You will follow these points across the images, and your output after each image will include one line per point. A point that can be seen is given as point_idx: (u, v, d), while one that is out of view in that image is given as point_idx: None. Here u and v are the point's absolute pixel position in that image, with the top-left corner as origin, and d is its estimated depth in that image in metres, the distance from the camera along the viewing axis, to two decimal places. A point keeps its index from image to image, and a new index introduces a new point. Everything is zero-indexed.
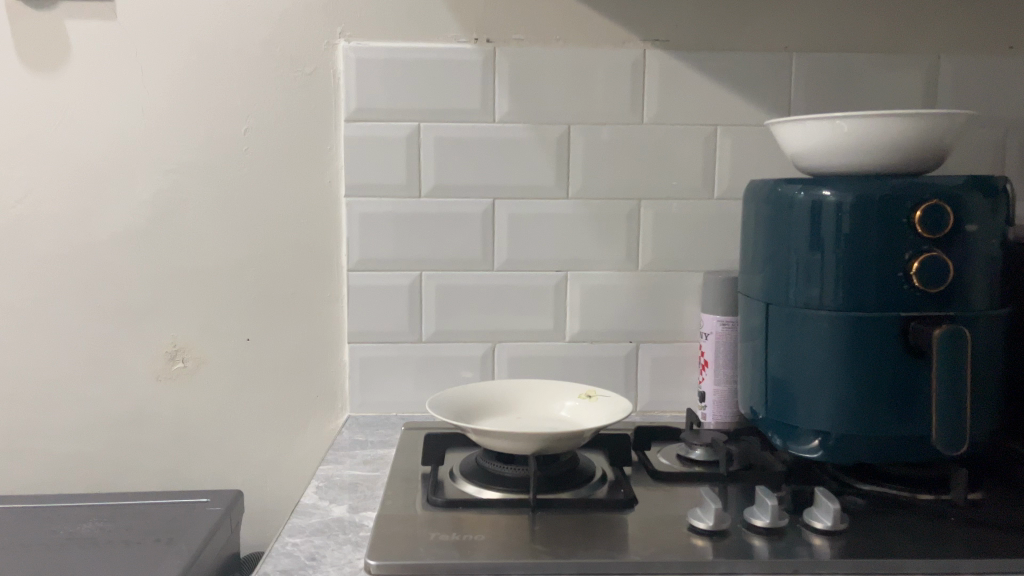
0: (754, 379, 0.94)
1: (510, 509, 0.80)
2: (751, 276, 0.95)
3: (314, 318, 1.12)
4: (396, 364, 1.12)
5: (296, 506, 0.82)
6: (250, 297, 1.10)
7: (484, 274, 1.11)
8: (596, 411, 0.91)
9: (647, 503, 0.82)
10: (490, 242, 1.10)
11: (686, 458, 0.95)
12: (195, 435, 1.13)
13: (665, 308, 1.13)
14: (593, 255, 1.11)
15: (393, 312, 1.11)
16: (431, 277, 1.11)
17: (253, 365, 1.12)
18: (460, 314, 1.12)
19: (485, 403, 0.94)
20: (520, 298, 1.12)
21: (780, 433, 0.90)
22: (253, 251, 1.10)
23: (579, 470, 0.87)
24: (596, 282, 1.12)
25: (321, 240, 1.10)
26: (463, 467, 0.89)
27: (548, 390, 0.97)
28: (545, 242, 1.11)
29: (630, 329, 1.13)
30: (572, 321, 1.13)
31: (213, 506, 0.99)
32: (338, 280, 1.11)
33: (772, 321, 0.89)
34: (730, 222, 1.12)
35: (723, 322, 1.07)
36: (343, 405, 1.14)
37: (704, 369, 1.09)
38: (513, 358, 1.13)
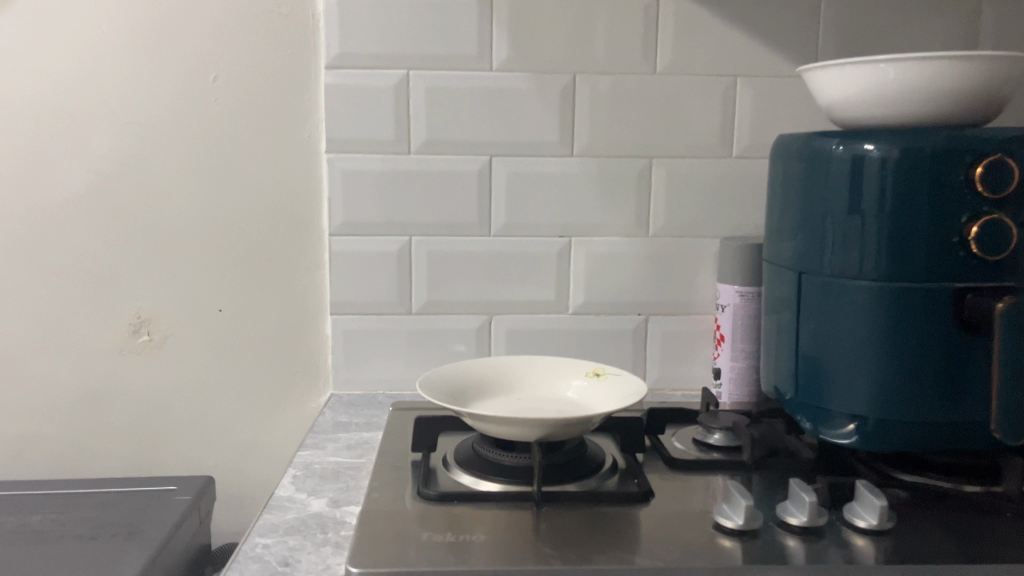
0: (782, 356, 0.85)
1: (511, 504, 0.71)
2: (779, 242, 0.85)
3: (293, 286, 1.02)
4: (383, 338, 1.03)
5: (269, 500, 0.73)
6: (223, 263, 1.00)
7: (480, 239, 1.01)
8: (606, 392, 0.81)
9: (665, 496, 0.74)
10: (487, 204, 1.00)
11: (703, 443, 0.86)
12: (163, 415, 1.03)
13: (678, 278, 1.04)
14: (601, 219, 1.02)
15: (380, 281, 1.01)
16: (421, 243, 1.01)
17: (227, 338, 1.02)
18: (454, 283, 1.02)
19: (482, 383, 0.85)
20: (520, 266, 1.02)
21: (810, 416, 0.81)
22: (225, 213, 0.99)
23: (587, 458, 0.78)
24: (604, 249, 1.02)
25: (301, 200, 1.00)
26: (457, 454, 0.80)
27: (552, 367, 0.88)
28: (547, 204, 1.01)
29: (640, 301, 1.04)
30: (576, 291, 1.03)
31: (181, 495, 0.90)
32: (320, 244, 1.01)
33: (804, 292, 0.80)
34: (750, 184, 1.02)
35: (741, 293, 0.97)
36: (326, 382, 1.04)
37: (720, 344, 1.00)
38: (511, 332, 1.04)
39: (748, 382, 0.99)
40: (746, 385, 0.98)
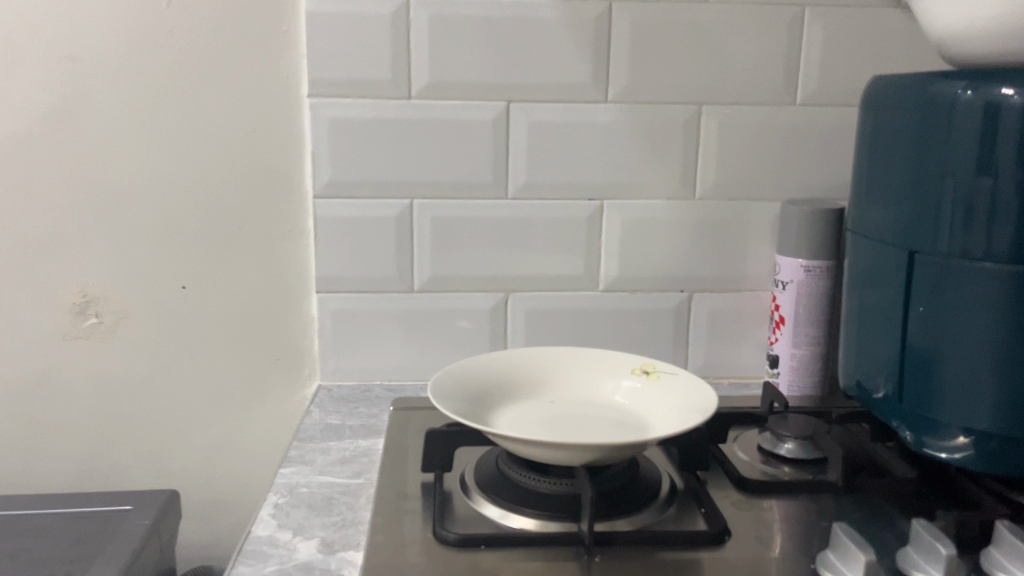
0: (878, 350, 0.70)
1: (555, 550, 0.56)
2: (876, 211, 0.69)
3: (271, 258, 0.84)
4: (379, 320, 0.86)
5: (243, 544, 0.57)
6: (185, 230, 0.83)
7: (496, 202, 0.84)
8: (662, 396, 0.66)
9: (744, 535, 0.59)
10: (504, 160, 0.83)
11: (771, 453, 0.71)
12: (118, 410, 0.86)
13: (728, 248, 0.88)
14: (639, 179, 0.85)
15: (375, 253, 0.84)
16: (424, 207, 0.84)
17: (193, 321, 0.85)
18: (464, 254, 0.85)
19: (505, 382, 0.69)
20: (543, 235, 0.86)
21: (911, 425, 0.66)
22: (188, 170, 0.82)
23: (639, 483, 0.63)
24: (643, 214, 0.86)
25: (279, 154, 0.82)
26: (476, 474, 0.65)
27: (595, 363, 0.72)
28: (576, 161, 0.84)
29: (683, 275, 0.88)
30: (610, 264, 0.87)
31: (138, 515, 0.73)
32: (303, 207, 0.84)
33: (914, 274, 0.64)
34: (816, 138, 0.85)
35: (807, 268, 0.82)
36: (312, 372, 0.88)
37: (778, 328, 0.84)
38: (532, 311, 0.88)
39: (811, 372, 0.84)
40: (808, 376, 0.84)
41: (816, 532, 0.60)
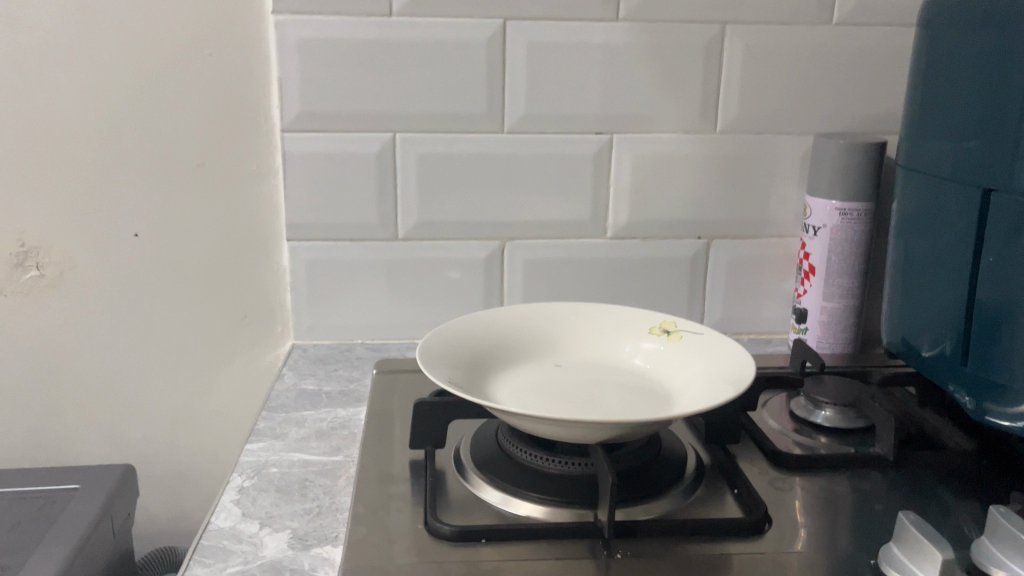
0: (939, 304, 0.60)
1: (569, 546, 0.48)
2: (941, 145, 0.59)
3: (235, 202, 0.74)
4: (359, 273, 0.77)
5: (199, 540, 0.48)
6: (135, 170, 0.72)
7: (491, 137, 0.74)
8: (687, 361, 0.58)
9: (788, 524, 0.50)
10: (500, 88, 0.73)
11: (806, 421, 0.63)
12: (66, 373, 0.76)
13: (751, 190, 0.78)
14: (654, 109, 0.75)
15: (354, 196, 0.74)
16: (409, 141, 0.73)
17: (148, 274, 0.75)
18: (455, 196, 0.75)
19: (505, 342, 0.60)
20: (544, 174, 0.76)
21: (972, 391, 0.57)
22: (136, 99, 0.71)
23: (661, 463, 0.55)
24: (657, 150, 0.76)
25: (241, 81, 0.71)
26: (473, 450, 0.56)
27: (611, 322, 0.63)
28: (581, 89, 0.74)
29: (701, 220, 0.79)
30: (619, 207, 0.77)
31: (87, 493, 0.64)
32: (270, 144, 0.73)
33: (987, 216, 0.55)
34: (853, 64, 0.75)
35: (842, 211, 0.72)
36: (285, 330, 0.78)
37: (807, 278, 0.75)
38: (532, 260, 0.78)
39: (844, 328, 0.75)
40: (841, 332, 0.75)
41: (870, 520, 0.51)
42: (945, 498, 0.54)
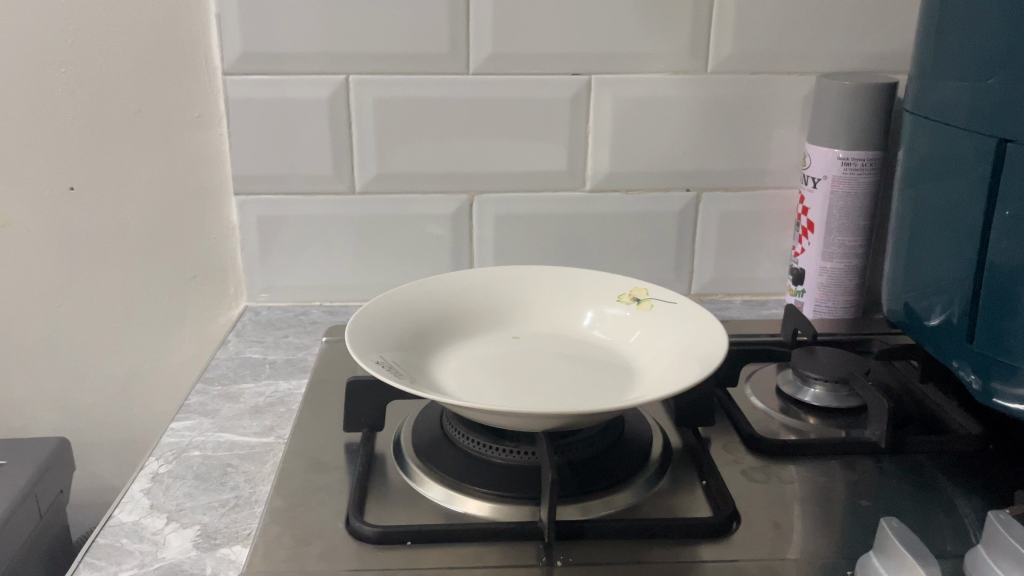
0: (946, 268, 0.53)
1: (505, 550, 0.42)
2: (952, 86, 0.52)
3: (175, 153, 0.68)
4: (316, 228, 0.71)
5: (94, 538, 0.43)
6: (65, 116, 0.66)
7: (454, 79, 0.67)
8: (654, 333, 0.52)
9: (759, 523, 0.45)
10: (463, 24, 0.65)
11: (794, 402, 0.57)
12: (5, 336, 0.71)
13: (745, 137, 0.71)
14: (635, 47, 0.67)
15: (306, 146, 0.68)
16: (364, 85, 0.67)
17: (86, 230, 0.69)
18: (417, 146, 0.69)
19: (457, 313, 0.55)
20: (514, 120, 0.69)
21: (979, 370, 0.50)
22: (59, 37, 0.64)
23: (625, 449, 0.49)
24: (640, 93, 0.69)
25: (176, 17, 0.65)
26: (416, 435, 0.51)
27: (574, 288, 0.58)
28: (553, 25, 0.66)
29: (688, 171, 0.71)
30: (598, 157, 0.70)
31: (13, 471, 0.60)
32: (211, 88, 0.67)
33: (1000, 170, 0.47)
34: None
35: (845, 160, 0.64)
36: (237, 291, 0.74)
37: (805, 236, 0.68)
38: (502, 215, 0.72)
39: (845, 291, 0.68)
40: (840, 296, 0.68)
41: (852, 517, 0.46)
42: (940, 492, 0.48)
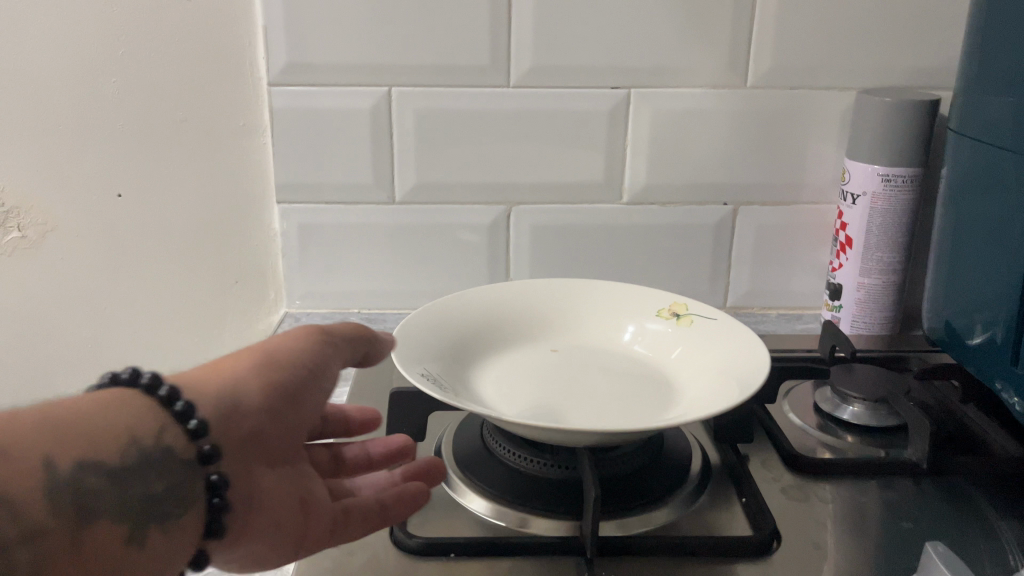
0: (990, 288, 0.53)
1: (546, 563, 0.43)
2: (998, 106, 0.52)
3: (220, 161, 0.69)
4: (357, 237, 0.72)
5: None
6: (116, 122, 0.66)
7: (495, 91, 0.68)
8: (694, 349, 0.53)
9: (796, 541, 0.45)
10: (505, 38, 0.66)
11: (832, 419, 0.58)
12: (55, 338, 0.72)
13: (784, 151, 0.71)
14: (675, 61, 0.67)
15: (347, 157, 0.69)
16: (406, 97, 0.67)
17: (133, 237, 0.69)
18: (456, 157, 0.70)
19: (497, 326, 0.56)
20: (552, 132, 0.69)
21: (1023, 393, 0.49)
22: None
23: (663, 465, 0.50)
24: (678, 107, 0.69)
25: (222, 27, 0.66)
26: (457, 447, 0.52)
27: (613, 303, 0.58)
28: (595, 39, 0.66)
29: (726, 184, 0.71)
30: (637, 169, 0.71)
31: None
32: (256, 96, 0.68)
33: None
34: (906, 11, 0.67)
35: (885, 177, 0.64)
36: (277, 297, 0.75)
37: (843, 251, 0.68)
38: (539, 225, 0.72)
39: (882, 308, 0.68)
40: (877, 312, 0.68)
41: (890, 538, 0.46)
42: (980, 515, 0.48)
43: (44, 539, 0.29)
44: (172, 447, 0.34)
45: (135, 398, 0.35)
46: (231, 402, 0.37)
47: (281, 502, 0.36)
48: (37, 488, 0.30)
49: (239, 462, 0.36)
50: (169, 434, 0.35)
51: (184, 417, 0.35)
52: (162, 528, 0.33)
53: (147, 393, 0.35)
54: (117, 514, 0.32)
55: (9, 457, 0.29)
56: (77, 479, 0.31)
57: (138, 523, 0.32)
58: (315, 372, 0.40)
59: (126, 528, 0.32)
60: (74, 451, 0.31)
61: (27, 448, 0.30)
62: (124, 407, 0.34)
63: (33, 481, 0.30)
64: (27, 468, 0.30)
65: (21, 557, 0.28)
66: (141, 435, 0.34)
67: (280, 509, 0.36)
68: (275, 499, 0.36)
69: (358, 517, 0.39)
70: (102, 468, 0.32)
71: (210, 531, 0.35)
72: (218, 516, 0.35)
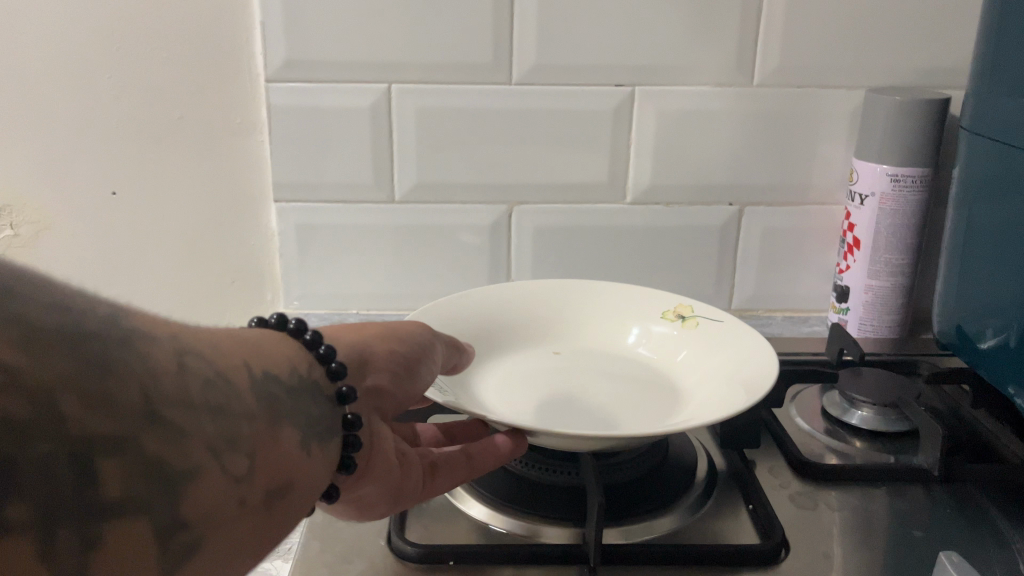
0: (1003, 291, 0.52)
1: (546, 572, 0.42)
2: (1014, 105, 0.51)
3: (216, 158, 0.68)
4: (356, 237, 0.71)
5: None
6: (109, 117, 0.65)
7: (497, 89, 0.66)
8: (701, 352, 0.52)
9: (804, 549, 0.44)
10: (507, 36, 0.65)
11: (840, 425, 0.56)
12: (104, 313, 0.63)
13: (792, 152, 0.69)
14: (681, 59, 0.66)
15: (346, 155, 0.68)
16: (406, 94, 0.66)
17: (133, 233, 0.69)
18: (457, 156, 0.68)
19: (499, 328, 0.55)
20: (555, 131, 0.68)
21: None
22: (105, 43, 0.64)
23: (666, 471, 0.49)
24: (683, 106, 0.68)
25: (220, 21, 0.64)
26: None
27: (617, 305, 0.57)
28: (599, 36, 0.65)
29: (732, 185, 0.70)
30: (640, 170, 0.69)
31: None
32: (254, 95, 0.67)
33: None
34: (916, 9, 0.65)
35: (894, 177, 0.63)
36: (274, 298, 0.73)
37: (851, 252, 0.67)
38: (541, 225, 0.71)
39: (891, 311, 0.67)
40: (885, 315, 0.67)
41: (900, 546, 0.45)
42: (992, 523, 0.46)
43: (255, 423, 0.31)
44: (317, 383, 0.37)
45: (289, 339, 0.37)
46: (361, 358, 0.41)
47: (384, 449, 0.40)
48: (246, 381, 0.32)
49: (363, 410, 0.39)
50: (314, 371, 0.37)
51: (326, 359, 0.37)
52: (323, 447, 0.35)
53: (295, 336, 0.38)
54: (297, 424, 0.33)
55: (223, 354, 0.31)
56: (268, 387, 0.33)
57: (310, 435, 0.34)
58: (429, 347, 0.44)
59: (303, 435, 0.34)
60: (261, 363, 0.33)
61: (231, 354, 0.32)
62: (282, 344, 0.37)
63: (242, 373, 0.32)
64: (235, 364, 0.32)
65: (243, 427, 0.30)
66: (300, 365, 0.36)
67: (382, 459, 0.39)
68: (381, 444, 0.40)
69: (445, 468, 0.42)
70: (282, 381, 0.34)
71: (344, 466, 0.37)
72: (351, 450, 0.37)
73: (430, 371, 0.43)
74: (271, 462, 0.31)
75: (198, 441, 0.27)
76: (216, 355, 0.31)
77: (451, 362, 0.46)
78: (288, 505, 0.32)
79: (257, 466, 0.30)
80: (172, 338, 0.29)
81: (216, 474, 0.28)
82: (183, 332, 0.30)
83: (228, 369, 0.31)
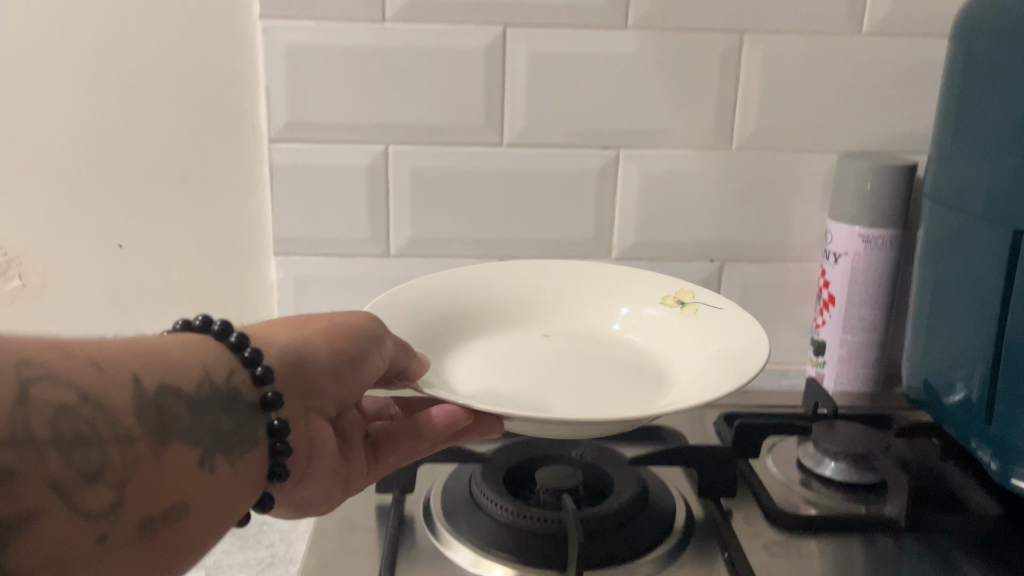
0: (964, 345, 0.55)
1: None
2: (970, 175, 0.54)
3: (220, 212, 0.71)
4: (352, 290, 0.73)
5: None
6: (115, 176, 0.69)
7: (487, 150, 0.70)
8: (693, 337, 0.56)
9: None
10: (499, 101, 0.69)
11: (813, 474, 0.59)
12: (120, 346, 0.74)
13: (770, 209, 0.73)
14: (662, 123, 0.70)
15: (344, 213, 0.71)
16: (402, 154, 0.70)
17: (144, 285, 0.72)
18: (449, 214, 0.72)
19: (492, 317, 0.60)
20: (544, 191, 0.71)
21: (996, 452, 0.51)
22: (116, 107, 0.68)
23: (645, 520, 0.51)
24: (666, 167, 0.71)
25: (227, 88, 0.68)
26: (447, 501, 0.53)
27: (612, 288, 0.62)
28: (585, 101, 0.69)
29: (713, 243, 0.73)
30: (625, 228, 0.73)
31: None
32: (258, 153, 0.70)
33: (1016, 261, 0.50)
34: (885, 79, 0.69)
35: (866, 238, 0.66)
36: None
37: (826, 309, 0.70)
38: None
39: (866, 365, 0.69)
40: (859, 369, 0.70)
41: None
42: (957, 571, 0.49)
43: (135, 446, 0.33)
44: (238, 387, 0.39)
45: (206, 345, 0.40)
46: (303, 357, 0.44)
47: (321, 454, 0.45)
48: (131, 402, 0.33)
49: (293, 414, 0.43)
50: (238, 376, 0.40)
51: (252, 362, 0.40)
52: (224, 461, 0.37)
53: (220, 338, 0.40)
54: (192, 441, 0.36)
55: (108, 371, 0.33)
56: (162, 401, 0.35)
57: (206, 450, 0.36)
58: (380, 338, 0.46)
59: (198, 453, 0.36)
60: (155, 375, 0.35)
61: (118, 366, 0.34)
62: (201, 347, 0.39)
63: (124, 395, 0.33)
64: (118, 379, 0.33)
65: (113, 454, 0.32)
66: (215, 371, 0.39)
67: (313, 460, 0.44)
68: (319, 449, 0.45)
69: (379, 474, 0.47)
70: (182, 394, 0.36)
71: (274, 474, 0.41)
72: (280, 457, 0.41)
73: (377, 362, 0.46)
74: (149, 486, 0.33)
75: (43, 478, 0.29)
76: (92, 376, 0.33)
77: (400, 363, 0.47)
78: (173, 532, 0.34)
79: (131, 491, 0.32)
80: (30, 364, 0.31)
81: (68, 510, 0.30)
82: (49, 356, 0.32)
83: (102, 388, 0.33)
